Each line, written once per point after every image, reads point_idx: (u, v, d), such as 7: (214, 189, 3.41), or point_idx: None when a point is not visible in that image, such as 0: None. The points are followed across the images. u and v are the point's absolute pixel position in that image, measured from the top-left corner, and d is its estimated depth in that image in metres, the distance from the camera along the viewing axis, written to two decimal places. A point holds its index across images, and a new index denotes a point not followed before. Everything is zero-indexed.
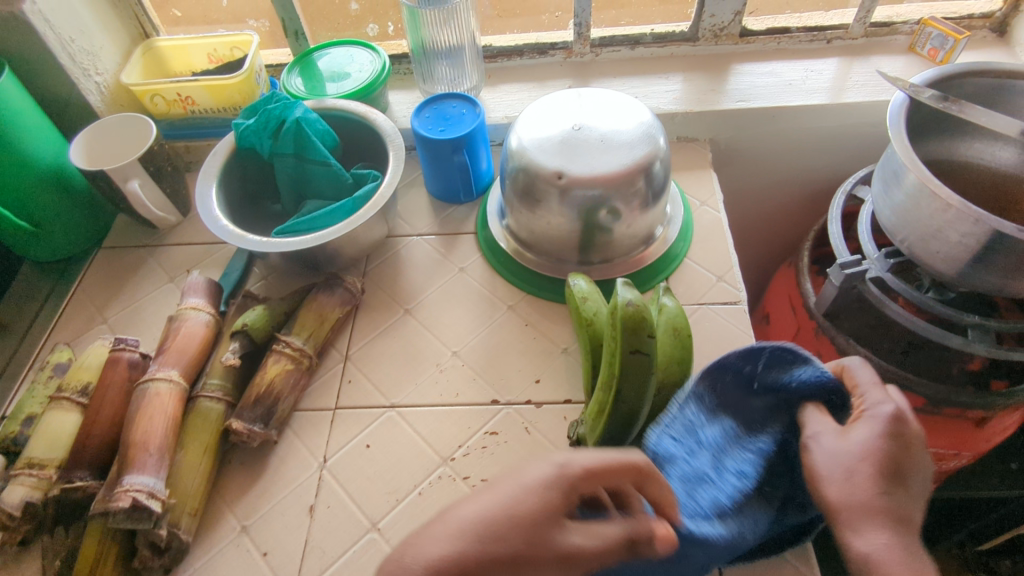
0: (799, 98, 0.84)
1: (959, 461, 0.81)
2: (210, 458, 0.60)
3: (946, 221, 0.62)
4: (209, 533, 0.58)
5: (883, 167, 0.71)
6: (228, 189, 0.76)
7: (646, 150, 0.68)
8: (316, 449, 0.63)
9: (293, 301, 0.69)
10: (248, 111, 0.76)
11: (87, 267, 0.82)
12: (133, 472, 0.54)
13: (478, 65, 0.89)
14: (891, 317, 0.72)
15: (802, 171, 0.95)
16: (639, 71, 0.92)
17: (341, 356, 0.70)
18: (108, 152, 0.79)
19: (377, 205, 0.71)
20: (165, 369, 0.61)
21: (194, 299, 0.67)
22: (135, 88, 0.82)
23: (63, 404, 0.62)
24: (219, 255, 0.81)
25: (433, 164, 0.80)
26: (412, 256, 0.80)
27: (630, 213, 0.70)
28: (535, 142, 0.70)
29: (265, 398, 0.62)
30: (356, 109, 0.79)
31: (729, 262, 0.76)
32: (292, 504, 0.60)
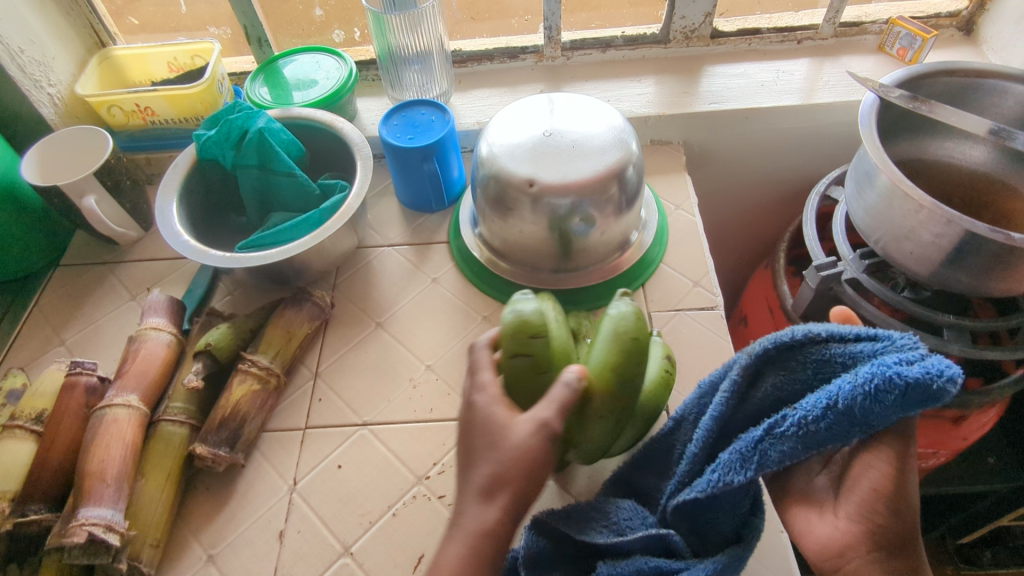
0: (771, 99, 0.84)
1: (937, 460, 0.80)
2: (173, 485, 0.57)
3: (919, 222, 0.62)
4: (173, 564, 0.56)
5: (856, 167, 0.70)
6: (190, 202, 0.73)
7: (619, 156, 0.67)
8: (285, 471, 0.61)
9: (259, 318, 0.67)
10: (209, 122, 0.74)
11: (43, 286, 0.78)
12: (89, 505, 0.51)
13: (447, 71, 0.87)
14: (866, 318, 0.72)
15: (776, 172, 0.95)
16: (611, 74, 0.91)
17: (311, 373, 0.68)
18: (64, 167, 0.76)
19: (345, 217, 0.69)
20: (123, 394, 0.59)
21: (154, 318, 0.65)
22: (91, 100, 0.79)
23: (16, 432, 0.60)
24: (184, 271, 0.78)
25: (403, 173, 0.78)
26: (383, 267, 0.78)
27: (604, 219, 0.69)
28: (505, 149, 0.68)
29: (231, 420, 0.60)
30: (322, 117, 0.77)
31: (705, 266, 0.75)
32: (261, 531, 0.57)
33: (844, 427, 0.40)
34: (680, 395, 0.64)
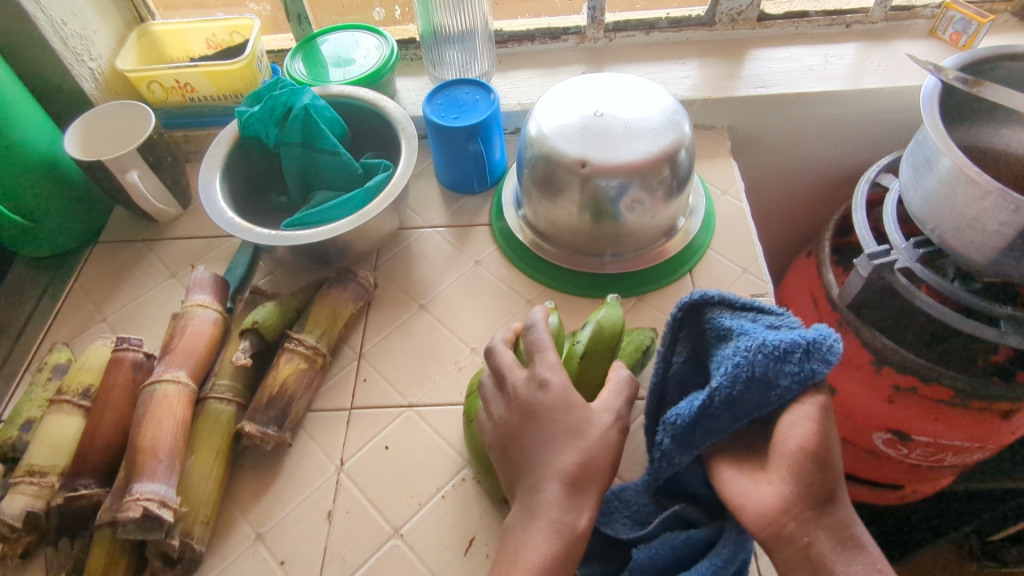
0: (820, 84, 0.82)
1: (982, 453, 0.78)
2: (222, 463, 0.57)
3: (983, 210, 0.60)
4: (223, 542, 0.55)
5: (914, 153, 0.69)
6: (232, 180, 0.72)
7: (672, 138, 0.66)
8: (332, 452, 0.60)
9: (304, 297, 0.66)
10: (252, 98, 0.73)
11: (83, 262, 0.78)
12: (142, 480, 0.51)
13: (490, 50, 0.85)
14: (920, 308, 0.70)
15: (819, 159, 0.93)
16: (653, 57, 0.89)
17: (354, 353, 0.67)
18: (106, 142, 0.76)
19: (390, 196, 0.68)
20: (172, 370, 0.58)
21: (200, 295, 0.64)
22: (132, 75, 0.78)
23: (64, 407, 0.59)
24: (224, 249, 0.78)
25: (446, 153, 0.77)
26: (423, 249, 0.77)
27: (654, 202, 0.68)
28: (555, 129, 0.67)
29: (279, 399, 0.59)
30: (365, 96, 0.76)
31: (753, 253, 0.73)
32: (309, 510, 0.57)
33: (757, 396, 0.42)
34: None
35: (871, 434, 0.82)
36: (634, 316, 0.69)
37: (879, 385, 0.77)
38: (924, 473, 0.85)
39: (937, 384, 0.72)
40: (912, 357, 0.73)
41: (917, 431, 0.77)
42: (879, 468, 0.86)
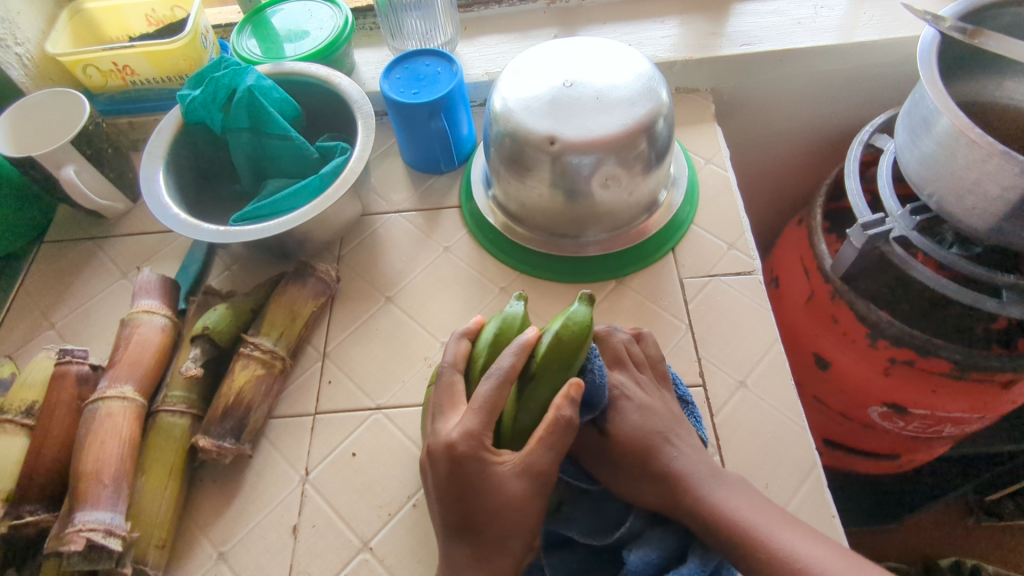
0: (809, 39, 0.76)
1: (981, 423, 0.75)
2: (176, 481, 0.53)
3: (984, 173, 0.55)
4: (183, 564, 0.52)
5: (910, 112, 0.64)
6: (178, 171, 0.67)
7: (648, 107, 0.60)
8: (296, 461, 0.57)
9: (260, 296, 0.62)
10: (193, 81, 0.67)
11: (28, 264, 0.73)
12: (85, 509, 0.47)
13: (452, 16, 0.79)
14: (917, 279, 0.66)
15: (809, 119, 0.88)
16: (631, 16, 0.83)
17: (318, 353, 0.63)
18: (40, 136, 0.70)
19: (347, 183, 0.63)
20: (116, 385, 0.54)
21: (146, 300, 0.60)
22: (64, 59, 0.72)
23: (6, 427, 0.55)
24: (177, 244, 0.73)
25: (408, 133, 0.71)
26: (390, 235, 0.72)
27: (631, 178, 0.63)
28: (521, 103, 0.61)
29: (235, 409, 0.55)
30: (318, 73, 0.70)
31: (739, 227, 0.69)
32: (273, 526, 0.54)
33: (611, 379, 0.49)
34: (717, 369, 0.59)
35: (867, 408, 0.79)
36: (614, 301, 0.65)
37: (875, 358, 0.73)
38: (921, 444, 0.82)
39: (935, 357, 0.69)
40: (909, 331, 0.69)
41: (914, 404, 0.73)
42: (874, 440, 0.84)
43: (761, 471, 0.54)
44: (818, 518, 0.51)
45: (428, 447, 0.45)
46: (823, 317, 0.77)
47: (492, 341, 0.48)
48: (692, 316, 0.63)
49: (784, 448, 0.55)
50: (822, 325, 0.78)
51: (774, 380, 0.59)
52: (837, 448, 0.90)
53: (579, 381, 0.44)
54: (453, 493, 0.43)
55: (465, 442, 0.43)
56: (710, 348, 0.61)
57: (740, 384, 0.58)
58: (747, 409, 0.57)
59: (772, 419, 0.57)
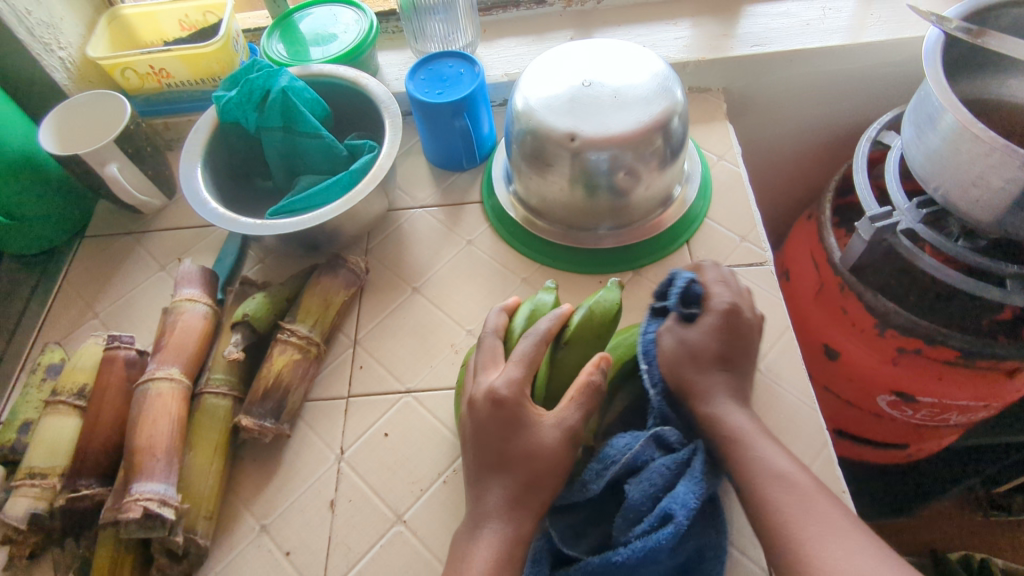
0: (818, 39, 0.79)
1: (987, 411, 0.78)
2: (221, 458, 0.57)
3: (987, 166, 0.58)
4: (227, 535, 0.56)
5: (916, 109, 0.66)
6: (214, 168, 0.71)
7: (664, 105, 0.63)
8: (332, 441, 0.60)
9: (295, 285, 0.65)
10: (229, 82, 0.70)
11: (71, 258, 0.77)
12: (141, 480, 0.51)
13: (473, 19, 0.82)
14: (923, 270, 0.68)
15: (818, 117, 0.90)
16: (645, 18, 0.86)
17: (349, 340, 0.67)
18: (83, 135, 0.73)
19: (376, 178, 0.66)
20: (164, 368, 0.57)
21: (189, 289, 0.63)
22: (104, 63, 0.75)
23: (60, 408, 0.59)
24: (212, 238, 0.76)
25: (432, 131, 0.74)
26: (415, 229, 0.75)
27: (647, 173, 0.66)
28: (542, 102, 0.65)
29: (274, 391, 0.59)
30: (346, 74, 0.73)
31: (751, 220, 0.72)
32: (311, 501, 0.57)
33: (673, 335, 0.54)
34: None
35: (875, 396, 0.81)
36: (632, 291, 0.68)
37: (882, 347, 0.76)
38: (927, 432, 0.84)
39: (941, 345, 0.71)
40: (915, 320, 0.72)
41: (921, 391, 0.76)
42: (882, 428, 0.86)
43: None
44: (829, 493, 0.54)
45: (470, 397, 0.49)
46: (832, 307, 0.80)
47: (525, 318, 0.53)
48: None
49: (795, 428, 0.58)
50: (831, 316, 0.80)
51: (786, 364, 0.61)
52: (847, 437, 0.92)
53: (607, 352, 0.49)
54: (486, 465, 0.46)
55: (495, 409, 0.46)
56: None
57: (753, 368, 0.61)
58: (760, 392, 0.60)
59: (784, 402, 0.59)
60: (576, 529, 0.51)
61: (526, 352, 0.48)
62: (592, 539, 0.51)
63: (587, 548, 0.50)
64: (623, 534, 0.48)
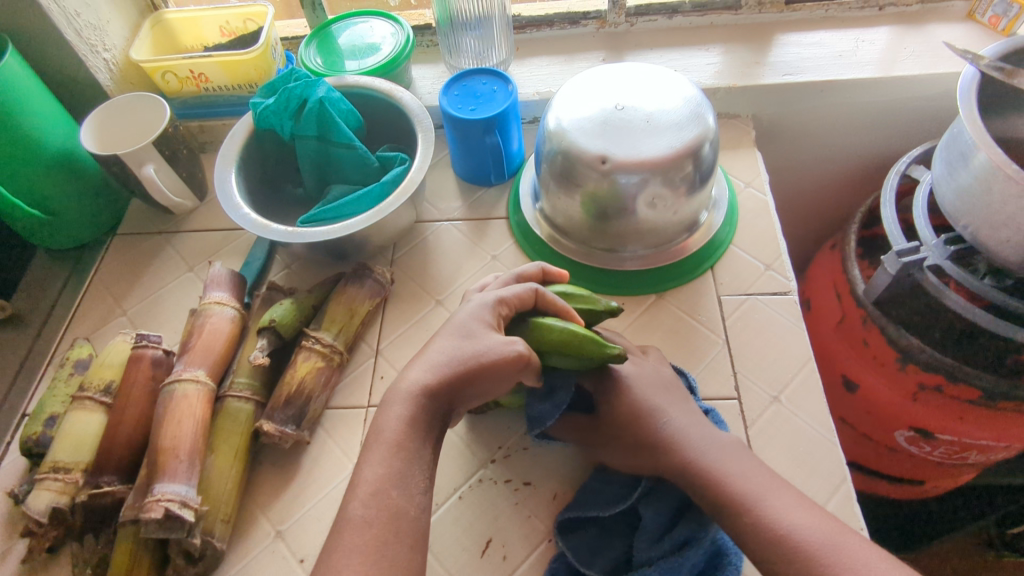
0: (849, 71, 0.79)
1: (1008, 453, 0.76)
2: (241, 461, 0.57)
3: (1019, 207, 0.58)
4: (244, 539, 0.56)
5: (947, 147, 0.66)
6: (248, 173, 0.72)
7: (696, 132, 0.64)
8: (350, 451, 0.60)
9: (320, 293, 0.66)
10: (266, 90, 0.72)
11: (101, 255, 0.78)
12: (164, 480, 0.52)
13: (507, 37, 0.83)
14: (949, 307, 0.68)
15: (845, 148, 0.90)
16: (677, 42, 0.86)
17: (371, 350, 0.67)
18: (120, 136, 0.75)
19: (406, 191, 0.67)
20: (191, 369, 0.58)
21: (217, 292, 0.64)
22: (146, 65, 0.77)
23: (86, 404, 0.60)
24: (241, 242, 0.78)
25: (463, 146, 0.75)
26: (440, 243, 0.76)
27: (675, 198, 0.66)
28: (575, 123, 0.65)
29: (297, 397, 0.59)
30: (381, 86, 0.74)
31: (777, 249, 0.72)
32: (327, 509, 0.57)
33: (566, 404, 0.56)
34: (753, 383, 0.62)
35: (893, 431, 0.80)
36: (654, 315, 0.68)
37: (904, 383, 0.75)
38: (945, 470, 0.83)
39: (964, 383, 0.70)
40: (939, 357, 0.71)
41: (940, 429, 0.75)
42: (899, 464, 0.85)
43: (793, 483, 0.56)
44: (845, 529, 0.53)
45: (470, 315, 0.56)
46: (854, 339, 0.79)
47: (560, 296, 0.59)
48: (728, 333, 0.66)
49: (815, 462, 0.57)
50: (852, 348, 0.80)
51: (808, 396, 0.61)
52: (864, 471, 0.91)
53: (573, 341, 0.52)
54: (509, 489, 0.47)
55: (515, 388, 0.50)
56: (746, 363, 0.63)
57: (773, 399, 0.61)
58: (780, 423, 0.60)
59: (804, 434, 0.59)
60: (590, 547, 0.53)
61: (522, 290, 0.55)
62: (605, 559, 0.52)
63: (602, 567, 0.52)
64: (644, 553, 0.51)
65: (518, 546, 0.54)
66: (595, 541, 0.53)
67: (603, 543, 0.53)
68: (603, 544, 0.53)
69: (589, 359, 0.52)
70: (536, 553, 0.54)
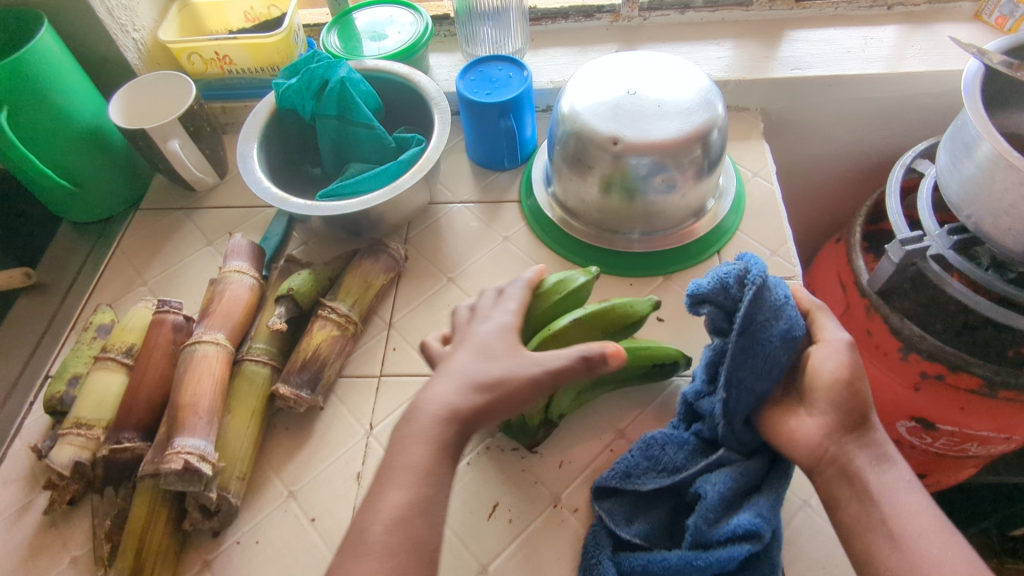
0: (857, 66, 0.81)
1: (1009, 446, 0.77)
2: (256, 423, 0.59)
3: (1021, 196, 0.59)
4: (257, 497, 0.58)
5: (952, 138, 0.68)
6: (268, 150, 0.74)
7: (705, 117, 0.65)
8: (362, 416, 0.62)
9: (337, 266, 0.68)
10: (289, 71, 0.74)
11: (124, 228, 0.81)
12: (183, 435, 0.54)
13: (523, 27, 0.85)
14: (952, 296, 0.69)
15: (852, 142, 0.92)
16: (689, 36, 0.88)
17: (384, 323, 0.69)
18: (146, 112, 0.78)
19: (422, 169, 0.69)
20: (211, 332, 0.60)
21: (237, 261, 0.66)
22: (173, 46, 0.80)
23: (108, 364, 0.62)
24: (259, 218, 0.80)
25: (478, 130, 0.77)
26: (453, 224, 0.78)
27: (684, 182, 0.68)
28: (588, 107, 0.67)
29: (312, 363, 0.61)
30: (400, 70, 0.76)
31: (783, 236, 0.73)
32: (338, 472, 0.59)
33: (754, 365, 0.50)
34: None
35: (895, 422, 0.81)
36: (661, 296, 0.70)
37: (906, 373, 0.76)
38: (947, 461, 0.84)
39: (965, 372, 0.71)
40: (941, 346, 0.72)
41: (942, 419, 0.76)
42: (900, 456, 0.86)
43: None
44: None
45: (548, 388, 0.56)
46: (858, 330, 0.80)
47: (557, 286, 0.60)
48: None
49: None
50: (856, 338, 0.81)
51: None
52: None
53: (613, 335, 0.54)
54: None
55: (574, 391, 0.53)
56: None
57: None
58: None
59: None
60: (626, 514, 0.53)
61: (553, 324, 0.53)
62: (643, 527, 0.52)
63: (636, 532, 0.52)
64: (703, 533, 0.49)
65: (524, 510, 0.56)
66: (634, 505, 0.54)
67: (642, 510, 0.54)
68: (645, 512, 0.54)
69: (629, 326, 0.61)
70: (542, 518, 0.56)
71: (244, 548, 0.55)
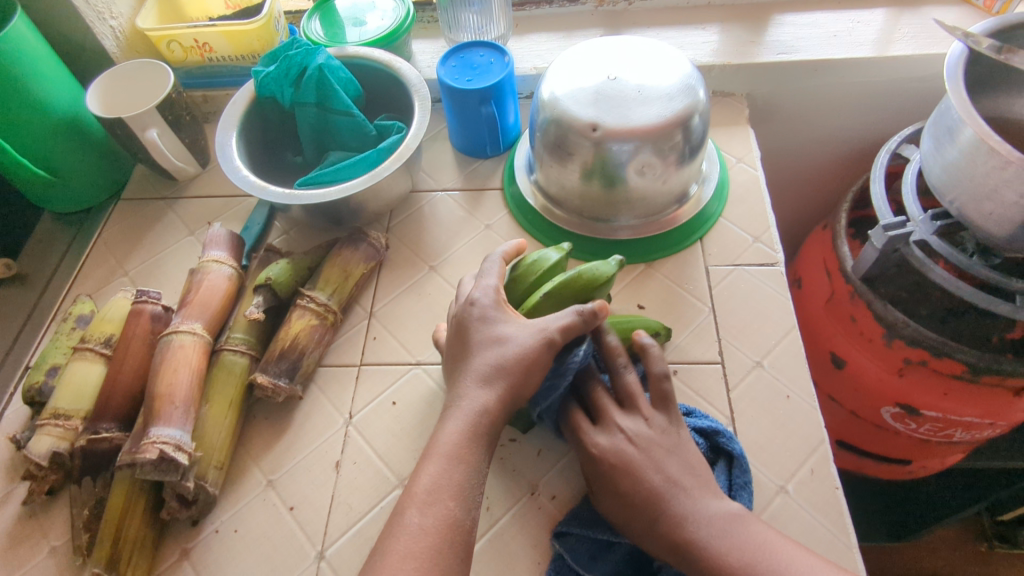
0: (843, 50, 0.80)
1: (993, 431, 0.77)
2: (234, 413, 0.59)
3: (1002, 181, 0.59)
4: (236, 487, 0.58)
5: (936, 122, 0.67)
6: (247, 139, 0.73)
7: (686, 103, 0.65)
8: (341, 406, 0.62)
9: (317, 256, 0.68)
10: (268, 58, 0.73)
11: (106, 218, 0.80)
12: (159, 425, 0.53)
13: (506, 12, 0.84)
14: (935, 282, 0.68)
15: (839, 128, 0.91)
16: (675, 20, 0.87)
17: (365, 312, 0.69)
18: (125, 101, 0.77)
19: (402, 157, 0.68)
20: (188, 322, 0.60)
21: (216, 251, 0.65)
22: (152, 33, 0.79)
23: (86, 354, 0.61)
24: (240, 207, 0.79)
25: (459, 117, 0.77)
26: (435, 213, 0.77)
27: (665, 168, 0.67)
28: (568, 93, 0.66)
29: (290, 352, 0.61)
30: (380, 57, 0.76)
31: (766, 222, 0.73)
32: (317, 461, 0.59)
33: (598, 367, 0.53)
34: (737, 350, 0.63)
35: (880, 408, 0.81)
36: (643, 283, 0.69)
37: (890, 359, 0.76)
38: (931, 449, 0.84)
39: (948, 358, 0.71)
40: (924, 332, 0.72)
41: (925, 406, 0.76)
42: (885, 443, 0.86)
43: (770, 446, 0.57)
44: (822, 489, 0.55)
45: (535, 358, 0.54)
46: (843, 316, 0.80)
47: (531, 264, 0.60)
48: (715, 301, 0.67)
49: (792, 426, 0.58)
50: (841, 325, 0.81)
51: (790, 363, 0.62)
52: (851, 450, 0.92)
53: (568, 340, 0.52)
54: None
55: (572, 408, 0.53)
56: (731, 330, 0.65)
57: (756, 364, 0.62)
58: (760, 387, 0.61)
59: (784, 398, 0.60)
60: (589, 552, 0.52)
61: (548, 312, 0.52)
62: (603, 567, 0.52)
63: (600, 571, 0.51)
64: None
65: (501, 500, 0.56)
66: (594, 545, 0.53)
67: (604, 546, 0.53)
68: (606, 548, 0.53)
69: (592, 290, 0.58)
70: (518, 506, 0.56)
71: (223, 537, 0.56)
